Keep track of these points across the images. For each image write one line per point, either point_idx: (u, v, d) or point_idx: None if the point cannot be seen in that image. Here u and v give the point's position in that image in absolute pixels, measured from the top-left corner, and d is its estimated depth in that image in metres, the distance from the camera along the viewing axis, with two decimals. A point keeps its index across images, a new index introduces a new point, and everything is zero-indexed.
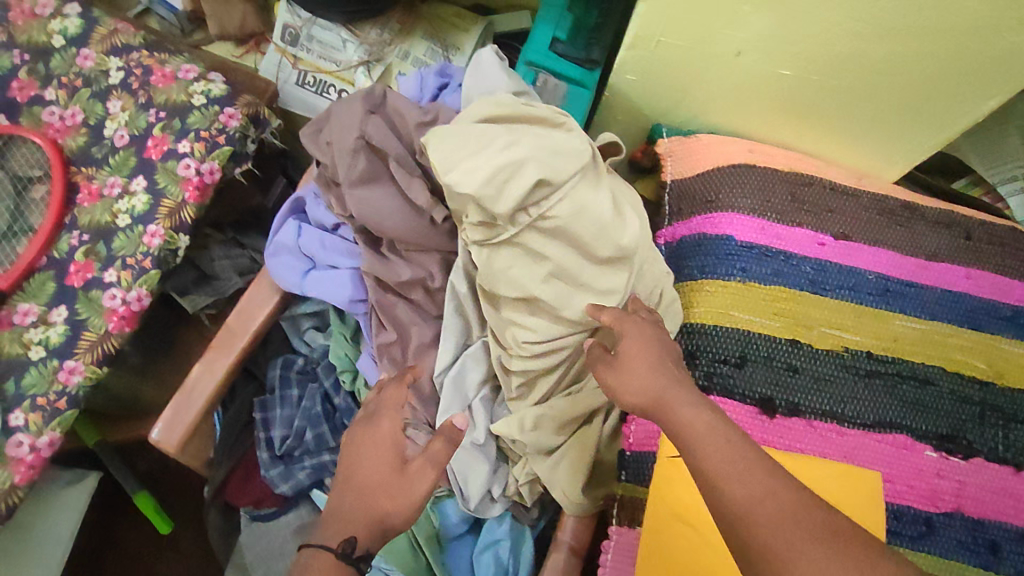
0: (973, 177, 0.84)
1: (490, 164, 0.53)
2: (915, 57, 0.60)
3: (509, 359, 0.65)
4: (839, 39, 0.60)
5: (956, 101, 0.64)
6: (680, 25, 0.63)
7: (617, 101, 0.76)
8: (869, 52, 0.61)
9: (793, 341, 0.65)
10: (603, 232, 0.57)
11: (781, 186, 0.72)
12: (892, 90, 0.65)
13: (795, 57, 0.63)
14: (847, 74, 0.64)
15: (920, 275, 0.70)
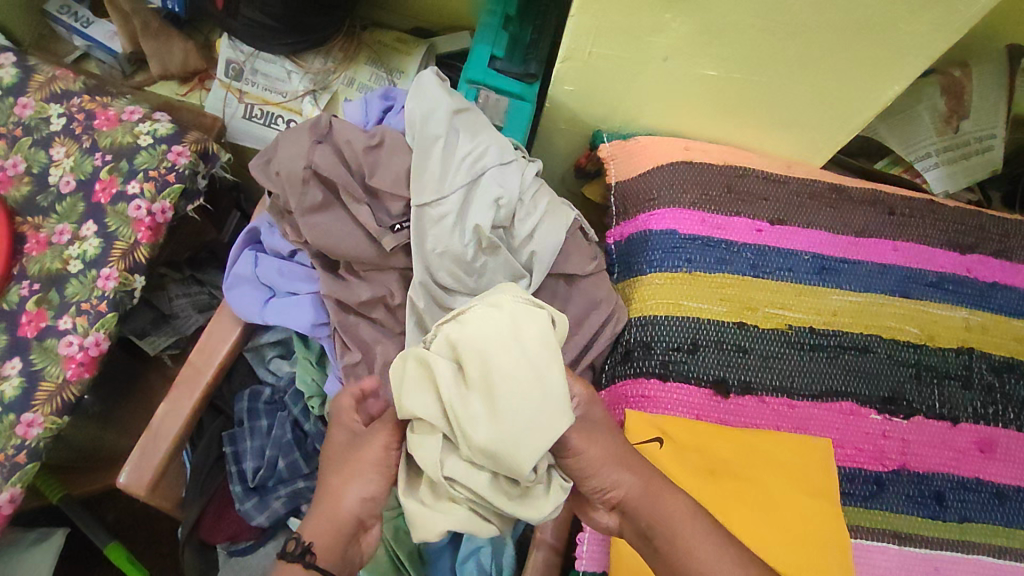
0: (890, 158, 0.91)
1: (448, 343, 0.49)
2: (826, 51, 0.65)
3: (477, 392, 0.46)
4: (757, 39, 0.65)
5: (866, 89, 0.70)
6: (611, 36, 0.67)
7: (558, 110, 0.80)
8: (787, 50, 0.66)
9: (739, 324, 0.69)
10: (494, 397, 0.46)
11: (717, 180, 0.76)
12: (808, 83, 0.70)
13: (720, 58, 0.68)
14: (765, 71, 0.69)
15: (851, 251, 0.75)
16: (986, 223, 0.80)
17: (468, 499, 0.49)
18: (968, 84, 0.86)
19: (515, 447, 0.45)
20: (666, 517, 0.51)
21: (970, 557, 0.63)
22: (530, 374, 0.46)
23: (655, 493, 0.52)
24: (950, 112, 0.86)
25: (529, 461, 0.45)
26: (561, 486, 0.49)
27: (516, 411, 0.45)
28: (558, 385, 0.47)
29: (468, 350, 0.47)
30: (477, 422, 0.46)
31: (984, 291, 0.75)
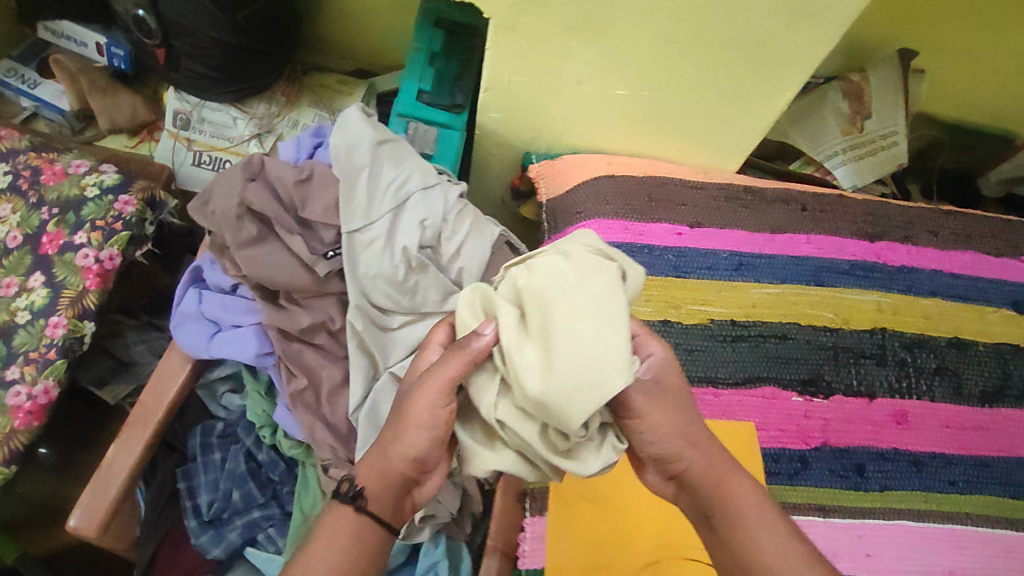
0: (803, 158, 0.94)
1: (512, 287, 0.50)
2: (721, 64, 0.71)
3: (527, 341, 0.46)
4: (656, 59, 0.71)
5: (763, 98, 0.74)
6: (526, 64, 0.73)
7: (487, 135, 0.85)
8: (685, 67, 0.72)
9: (664, 321, 0.73)
10: (557, 347, 0.44)
11: (638, 190, 0.81)
12: (710, 96, 0.75)
13: (626, 78, 0.74)
14: (669, 86, 0.75)
15: (767, 247, 0.80)
16: (891, 211, 0.85)
17: (519, 448, 0.52)
18: (866, 87, 0.92)
19: (566, 403, 0.44)
20: (734, 504, 0.52)
21: (893, 523, 0.66)
22: (595, 325, 0.45)
23: (723, 480, 0.53)
24: (853, 113, 0.92)
25: (575, 417, 0.44)
26: (612, 448, 0.50)
27: (570, 361, 0.44)
28: (617, 345, 0.45)
29: (530, 298, 0.47)
30: (533, 369, 0.45)
31: (892, 274, 0.81)
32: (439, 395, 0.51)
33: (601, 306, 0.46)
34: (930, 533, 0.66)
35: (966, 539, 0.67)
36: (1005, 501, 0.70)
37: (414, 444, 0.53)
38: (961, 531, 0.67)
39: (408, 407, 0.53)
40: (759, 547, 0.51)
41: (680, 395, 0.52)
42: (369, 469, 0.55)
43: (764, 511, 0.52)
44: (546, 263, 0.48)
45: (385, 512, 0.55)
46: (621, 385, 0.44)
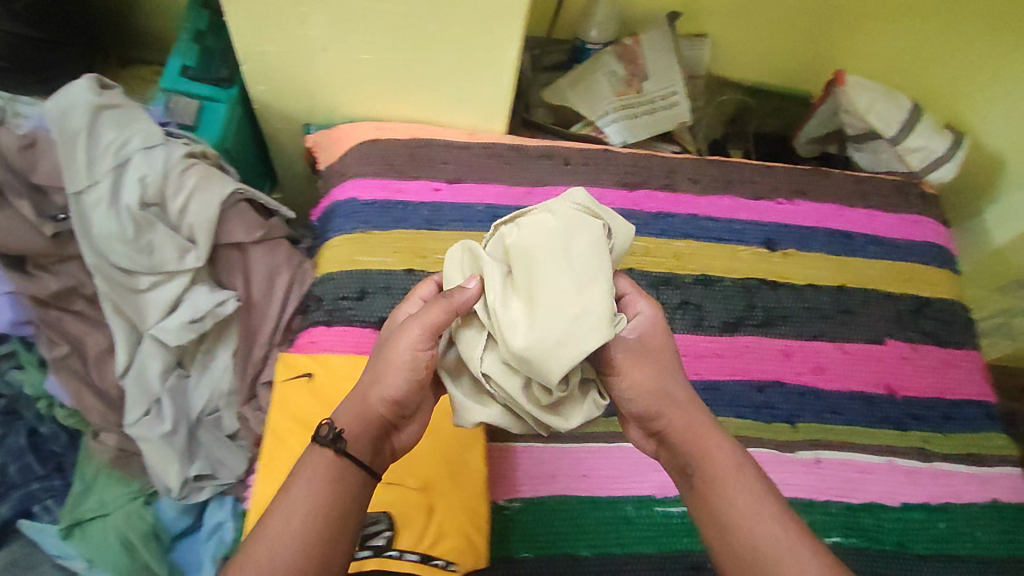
0: (584, 121, 0.97)
1: (522, 233, 0.53)
2: (442, 22, 0.74)
3: (514, 291, 0.51)
4: (383, 21, 0.74)
5: (496, 54, 0.77)
6: (267, 32, 0.76)
7: (263, 108, 0.88)
8: (414, 28, 0.75)
9: (409, 270, 0.75)
10: (551, 301, 0.49)
11: (400, 151, 0.84)
12: (447, 55, 0.78)
13: (366, 41, 0.77)
14: (407, 48, 0.77)
15: (525, 199, 0.83)
16: (654, 164, 0.90)
17: (505, 400, 0.55)
18: (638, 50, 0.97)
19: (549, 356, 0.48)
20: (709, 462, 0.53)
21: (615, 446, 0.70)
22: (584, 276, 0.50)
23: (697, 435, 0.54)
24: (628, 76, 0.97)
25: (557, 368, 0.48)
26: (594, 403, 0.55)
27: (553, 316, 0.48)
28: (599, 301, 0.49)
29: (519, 257, 0.52)
30: (515, 326, 0.50)
31: (646, 219, 0.85)
32: (416, 340, 0.53)
33: (580, 266, 0.50)
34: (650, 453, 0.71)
35: None
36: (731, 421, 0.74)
37: (394, 386, 0.54)
38: None
39: (389, 349, 0.54)
40: (732, 503, 0.51)
41: (658, 354, 0.56)
42: (348, 409, 0.55)
43: (739, 467, 0.52)
44: (535, 223, 0.53)
45: (361, 452, 0.53)
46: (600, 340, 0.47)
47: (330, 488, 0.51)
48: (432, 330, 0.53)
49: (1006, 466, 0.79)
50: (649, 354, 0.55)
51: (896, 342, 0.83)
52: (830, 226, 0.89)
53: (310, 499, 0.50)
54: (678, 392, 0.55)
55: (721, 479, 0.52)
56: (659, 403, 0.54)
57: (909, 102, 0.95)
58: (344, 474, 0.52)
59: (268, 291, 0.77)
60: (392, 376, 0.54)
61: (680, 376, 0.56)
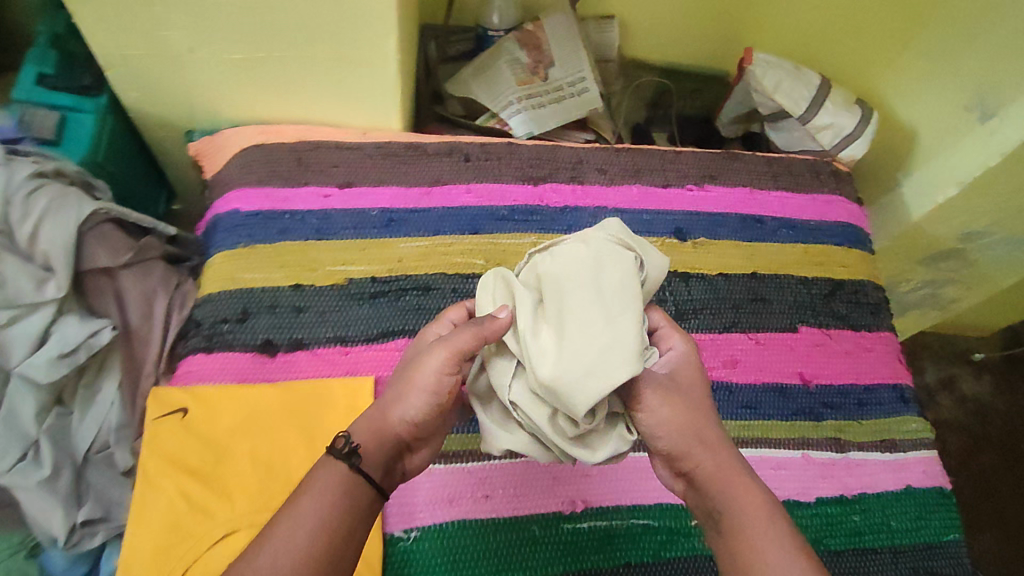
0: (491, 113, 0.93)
1: (555, 263, 0.52)
2: (312, 15, 0.67)
3: (546, 321, 0.50)
4: (245, 19, 0.67)
5: (378, 49, 0.72)
6: (122, 34, 0.68)
7: (135, 116, 0.80)
8: (280, 25, 0.68)
9: (296, 286, 0.71)
10: (578, 332, 0.48)
11: (287, 156, 0.78)
12: (325, 51, 0.72)
13: (231, 42, 0.70)
14: (281, 45, 0.71)
15: (423, 201, 0.79)
16: (560, 155, 0.86)
17: (531, 428, 0.53)
18: (541, 35, 0.94)
19: (575, 389, 0.47)
20: (740, 512, 0.49)
21: (519, 461, 0.66)
22: (613, 309, 0.48)
23: (730, 482, 0.50)
24: (533, 63, 0.93)
25: (581, 402, 0.46)
26: (621, 437, 0.52)
27: (580, 348, 0.47)
28: (627, 333, 0.47)
29: (549, 285, 0.51)
30: (542, 356, 0.49)
31: (552, 215, 0.81)
32: (443, 363, 0.51)
33: (611, 298, 0.49)
34: (556, 468, 0.66)
35: (594, 467, 0.67)
36: None
37: (414, 408, 0.52)
38: (591, 460, 0.67)
39: (413, 368, 0.53)
40: (767, 557, 0.47)
41: (692, 393, 0.54)
42: (366, 425, 0.52)
43: (768, 518, 0.49)
44: (566, 251, 0.52)
45: (374, 470, 0.51)
46: (625, 375, 0.45)
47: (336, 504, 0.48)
48: (457, 354, 0.51)
49: (918, 449, 0.75)
50: (681, 393, 0.53)
51: (809, 328, 0.80)
52: (741, 212, 0.87)
53: (317, 516, 0.46)
54: (710, 432, 0.52)
55: (754, 532, 0.48)
56: (688, 443, 0.51)
57: (818, 78, 0.94)
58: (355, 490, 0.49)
59: (147, 316, 0.72)
60: (411, 397, 0.52)
61: (712, 418, 0.53)
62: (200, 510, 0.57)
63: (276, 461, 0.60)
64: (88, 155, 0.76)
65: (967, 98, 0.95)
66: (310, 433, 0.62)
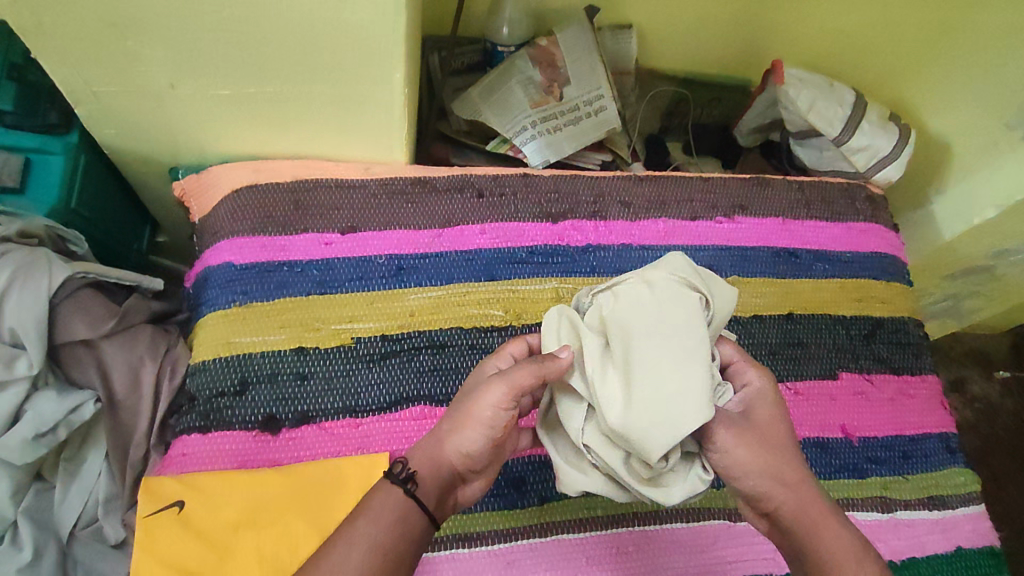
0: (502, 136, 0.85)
1: (620, 303, 0.52)
2: (309, 49, 0.59)
3: (613, 364, 0.50)
4: (238, 53, 0.59)
5: (384, 83, 0.64)
6: (94, 71, 0.60)
7: (112, 154, 0.72)
8: (278, 58, 0.60)
9: (298, 350, 0.64)
10: (650, 378, 0.48)
11: (283, 198, 0.70)
12: (326, 86, 0.64)
13: (222, 76, 0.62)
14: (275, 80, 0.63)
15: (435, 245, 0.72)
16: (579, 187, 0.80)
17: (607, 470, 0.53)
18: (556, 52, 0.86)
19: (647, 436, 0.47)
20: (824, 551, 0.50)
21: (549, 539, 0.62)
22: (682, 354, 0.48)
23: (814, 524, 0.51)
24: (548, 82, 0.86)
25: (655, 448, 0.47)
26: (699, 478, 0.52)
27: (652, 394, 0.47)
28: (698, 379, 0.48)
29: (616, 327, 0.51)
30: (612, 402, 0.49)
31: (575, 256, 0.75)
32: (500, 399, 0.52)
33: (679, 340, 0.49)
34: (587, 545, 0.62)
35: (630, 542, 0.63)
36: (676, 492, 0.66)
37: (471, 442, 0.53)
38: (625, 534, 0.64)
39: (471, 403, 0.52)
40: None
41: (773, 432, 0.54)
42: (422, 454, 0.53)
43: (852, 557, 0.50)
44: (631, 292, 0.52)
45: (429, 500, 0.51)
46: (698, 423, 0.46)
47: (395, 530, 0.49)
48: (513, 392, 0.51)
49: (968, 505, 0.72)
50: (759, 437, 0.53)
51: (851, 374, 0.76)
52: (773, 244, 0.81)
53: (376, 539, 0.48)
54: (791, 471, 0.53)
55: (841, 571, 0.49)
56: (774, 485, 0.52)
57: (851, 95, 0.88)
58: (410, 518, 0.50)
59: (135, 386, 0.64)
60: (468, 430, 0.53)
61: (795, 454, 0.54)
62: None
63: (284, 559, 0.54)
64: (57, 199, 0.67)
65: (1008, 113, 0.89)
66: (322, 527, 0.56)
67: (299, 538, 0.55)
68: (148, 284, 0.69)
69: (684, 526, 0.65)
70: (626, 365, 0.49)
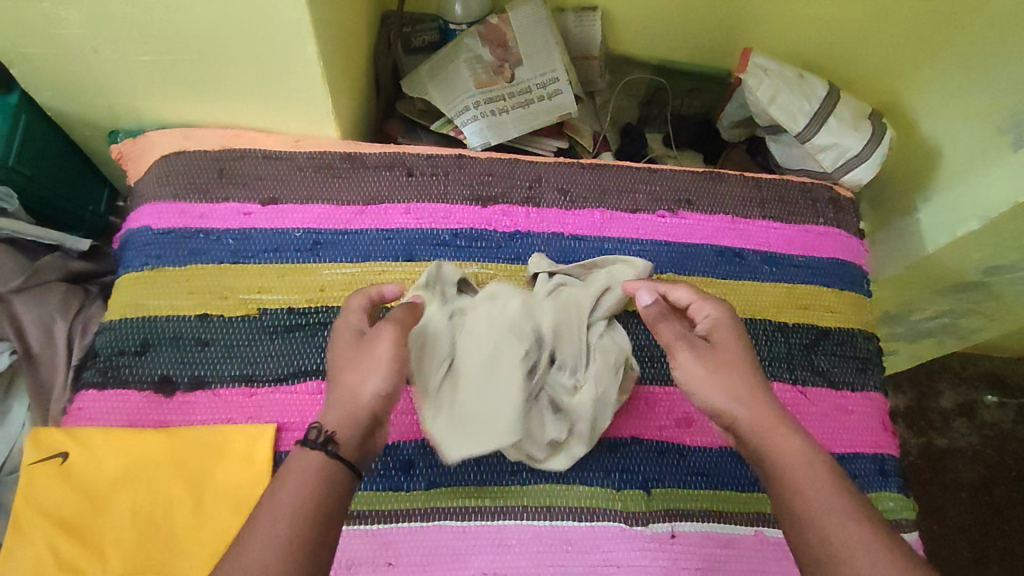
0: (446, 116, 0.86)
1: (482, 321, 0.61)
2: (217, 16, 0.59)
3: (469, 379, 0.58)
4: (146, 18, 0.59)
5: (300, 52, 0.63)
6: (18, 32, 0.61)
7: (57, 115, 0.75)
8: (188, 26, 0.60)
9: (202, 316, 0.65)
10: (490, 392, 0.57)
11: (208, 166, 0.71)
12: (243, 54, 0.64)
13: (139, 41, 0.62)
14: (192, 48, 0.63)
15: (355, 221, 0.71)
16: (516, 171, 0.77)
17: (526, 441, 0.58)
18: (507, 31, 0.85)
19: (456, 443, 0.56)
20: (778, 459, 0.49)
21: (431, 524, 0.61)
22: (516, 374, 0.57)
23: (768, 434, 0.50)
24: (497, 62, 0.85)
25: (461, 453, 0.56)
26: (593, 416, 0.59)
27: (476, 412, 0.57)
28: (515, 399, 0.56)
29: (477, 352, 0.59)
30: (438, 412, 0.58)
31: (500, 242, 0.73)
32: (396, 335, 0.52)
33: (524, 358, 0.58)
34: (470, 534, 0.61)
35: (514, 535, 0.61)
36: (571, 490, 0.64)
37: (381, 382, 0.50)
38: (510, 528, 0.61)
39: (365, 348, 0.52)
40: (810, 506, 0.46)
41: (729, 353, 0.55)
42: (335, 407, 0.50)
43: (808, 465, 0.48)
44: (481, 314, 0.61)
45: (348, 445, 0.48)
46: (510, 442, 0.55)
47: (318, 487, 0.45)
48: (404, 329, 0.54)
49: (894, 533, 0.68)
50: (712, 353, 0.54)
51: (782, 386, 0.71)
52: (718, 243, 0.77)
53: (297, 503, 0.43)
54: (746, 386, 0.52)
55: (798, 477, 0.47)
56: (723, 399, 0.52)
57: (825, 88, 0.84)
58: (333, 476, 0.46)
59: (50, 339, 0.70)
60: (371, 369, 0.50)
61: (756, 369, 0.54)
62: (68, 567, 0.55)
63: (155, 513, 0.57)
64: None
65: (1000, 119, 0.80)
66: (196, 487, 0.59)
67: (171, 495, 0.58)
68: (73, 245, 0.76)
69: (576, 526, 0.62)
70: (463, 378, 0.59)
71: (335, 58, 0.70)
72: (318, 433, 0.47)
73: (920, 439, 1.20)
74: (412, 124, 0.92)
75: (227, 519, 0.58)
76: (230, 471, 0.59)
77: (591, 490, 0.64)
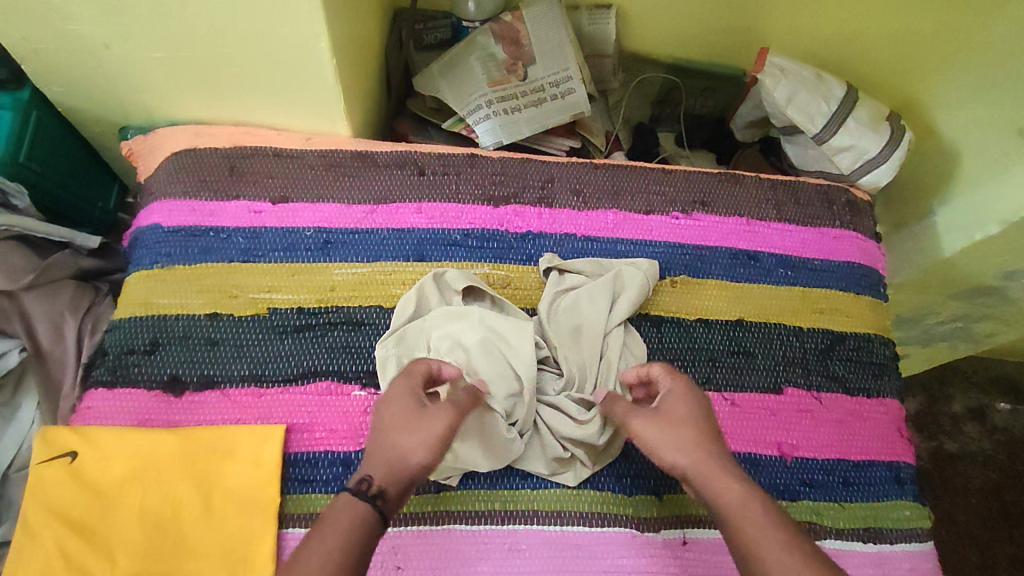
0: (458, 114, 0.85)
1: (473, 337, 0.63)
2: (228, 12, 0.58)
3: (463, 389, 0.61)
4: (157, 14, 0.58)
5: (311, 50, 0.62)
6: (29, 27, 0.61)
7: (68, 111, 0.74)
8: (200, 22, 0.59)
9: (212, 315, 0.65)
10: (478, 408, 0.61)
11: (219, 163, 0.71)
12: (255, 52, 0.63)
13: (151, 38, 0.61)
14: (203, 45, 0.62)
15: (366, 221, 0.70)
16: (528, 171, 0.76)
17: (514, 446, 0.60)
18: (520, 29, 0.84)
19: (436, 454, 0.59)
20: (720, 504, 0.49)
21: (441, 528, 0.60)
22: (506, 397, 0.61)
23: (707, 482, 0.51)
24: (510, 60, 0.84)
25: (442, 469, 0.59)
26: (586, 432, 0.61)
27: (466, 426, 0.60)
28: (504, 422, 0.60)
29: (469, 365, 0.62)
30: None
31: (512, 243, 0.72)
32: (453, 419, 0.52)
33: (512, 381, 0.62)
34: (480, 538, 0.60)
35: (525, 540, 0.60)
36: (583, 495, 0.63)
37: (428, 451, 0.50)
38: (520, 532, 0.61)
39: (418, 417, 0.52)
40: (759, 547, 0.45)
41: (678, 412, 0.56)
42: (379, 462, 0.50)
43: (749, 508, 0.48)
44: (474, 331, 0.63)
45: (389, 508, 0.47)
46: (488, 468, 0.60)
47: (361, 536, 0.44)
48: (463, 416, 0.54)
49: (910, 543, 0.66)
50: (659, 415, 0.56)
51: (797, 391, 0.70)
52: (732, 245, 0.76)
53: (338, 549, 0.43)
54: (694, 439, 0.53)
55: (744, 519, 0.47)
56: (671, 458, 0.53)
57: (842, 89, 0.83)
58: (371, 530, 0.46)
59: (60, 336, 0.70)
60: (418, 436, 0.51)
61: (711, 428, 0.55)
62: (78, 567, 0.55)
63: (164, 513, 0.57)
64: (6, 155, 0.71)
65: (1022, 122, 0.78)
66: (206, 487, 0.58)
67: (180, 496, 0.58)
68: (83, 242, 0.74)
69: (587, 531, 0.61)
70: None
71: (347, 55, 0.69)
72: (360, 483, 0.48)
73: (931, 444, 1.18)
74: (423, 122, 0.91)
75: (236, 520, 0.57)
76: (240, 471, 0.59)
77: (602, 495, 0.63)
